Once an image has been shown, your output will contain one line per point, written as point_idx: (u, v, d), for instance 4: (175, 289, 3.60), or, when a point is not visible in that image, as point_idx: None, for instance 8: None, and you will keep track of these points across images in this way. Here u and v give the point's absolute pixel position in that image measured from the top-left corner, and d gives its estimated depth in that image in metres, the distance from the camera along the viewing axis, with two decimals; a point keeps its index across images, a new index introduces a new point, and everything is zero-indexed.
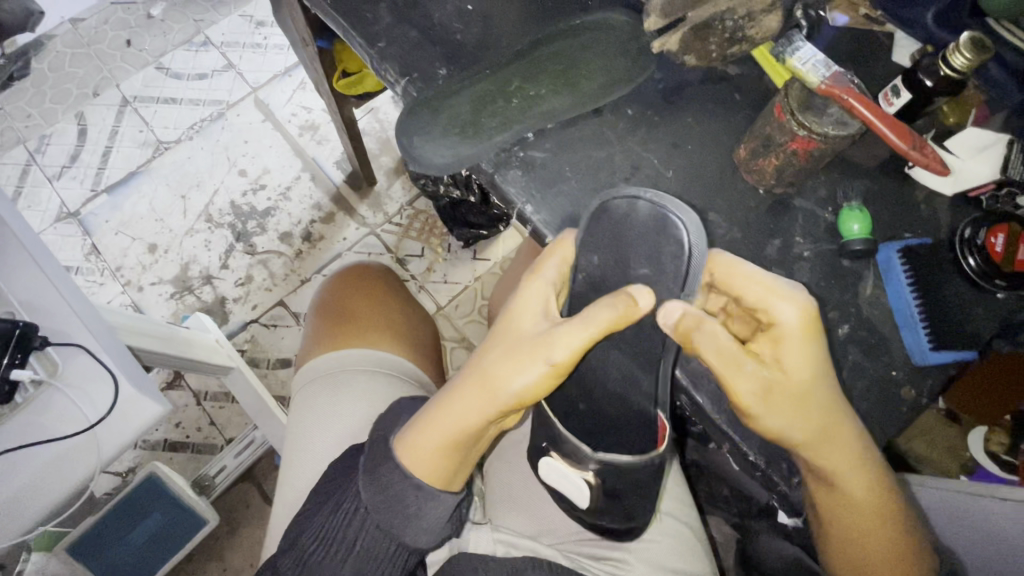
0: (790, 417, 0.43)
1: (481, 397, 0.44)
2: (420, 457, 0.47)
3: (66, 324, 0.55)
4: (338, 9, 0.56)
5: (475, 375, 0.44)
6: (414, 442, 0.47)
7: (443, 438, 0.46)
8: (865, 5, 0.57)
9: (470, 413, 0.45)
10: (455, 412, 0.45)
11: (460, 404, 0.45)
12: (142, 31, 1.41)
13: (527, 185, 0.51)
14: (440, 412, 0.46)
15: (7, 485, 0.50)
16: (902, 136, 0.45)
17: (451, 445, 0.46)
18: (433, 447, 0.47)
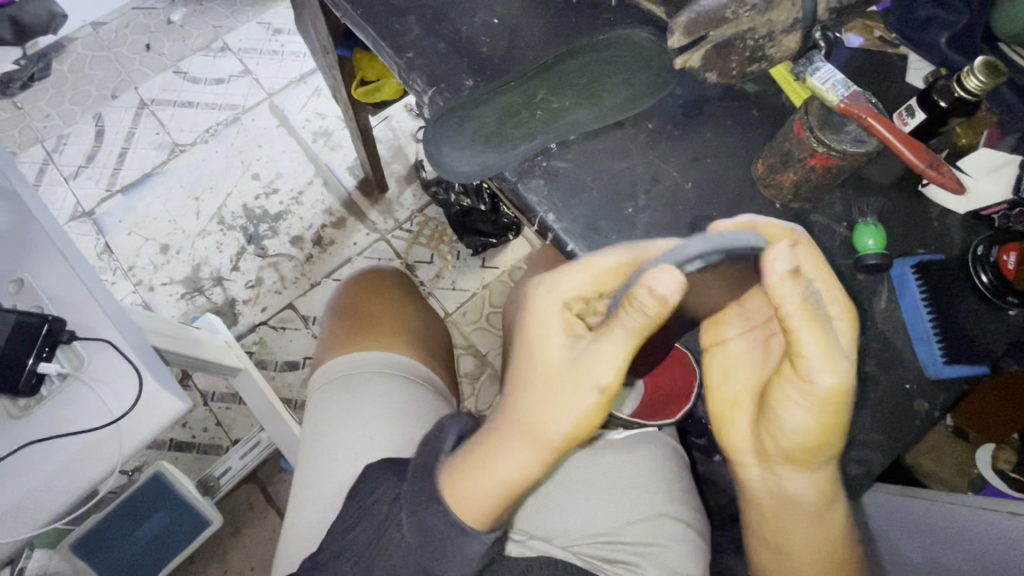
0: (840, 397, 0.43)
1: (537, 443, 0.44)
2: (470, 500, 0.47)
3: (93, 319, 0.56)
4: (367, 20, 0.58)
5: (520, 419, 0.44)
6: (464, 485, 0.47)
7: (504, 480, 0.45)
8: (879, 27, 0.59)
9: (523, 462, 0.45)
10: (504, 461, 0.45)
11: (510, 455, 0.45)
12: (162, 36, 1.44)
13: (549, 194, 0.52)
14: (495, 462, 0.45)
15: (31, 477, 0.51)
16: (919, 154, 0.46)
17: (504, 488, 0.46)
18: (488, 491, 0.46)
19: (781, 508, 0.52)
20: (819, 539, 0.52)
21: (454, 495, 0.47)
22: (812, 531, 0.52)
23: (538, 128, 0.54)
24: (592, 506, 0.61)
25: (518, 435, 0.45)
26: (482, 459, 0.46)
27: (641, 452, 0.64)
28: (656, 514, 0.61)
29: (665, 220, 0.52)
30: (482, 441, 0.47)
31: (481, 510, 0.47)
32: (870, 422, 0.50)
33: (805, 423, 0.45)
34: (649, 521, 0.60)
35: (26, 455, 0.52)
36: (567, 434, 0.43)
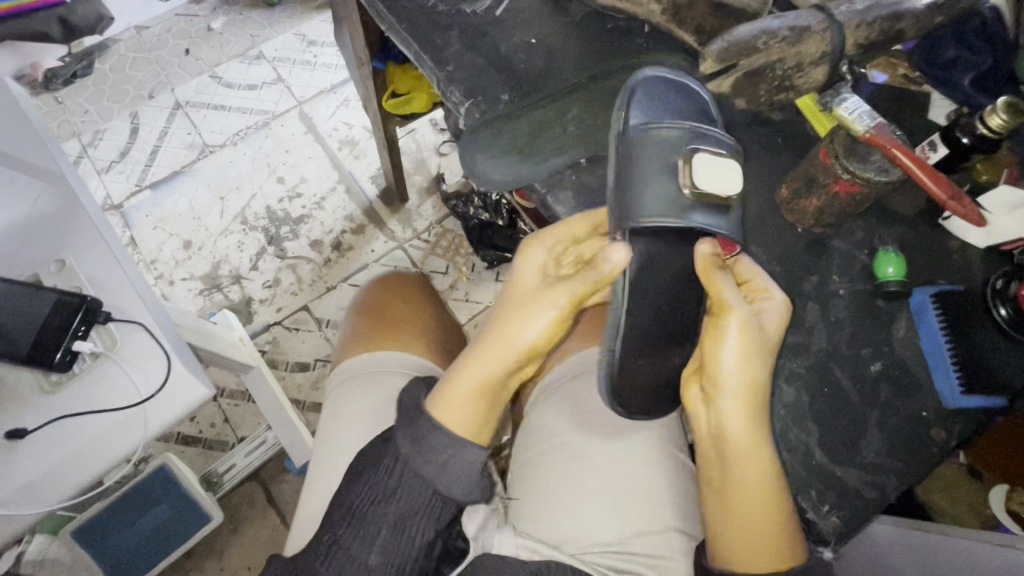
0: (748, 350, 0.48)
1: (507, 352, 0.52)
2: (453, 404, 0.52)
3: (127, 302, 0.57)
4: (411, 34, 0.61)
5: (496, 331, 0.53)
6: (446, 394, 0.53)
7: (480, 371, 0.53)
8: (903, 65, 0.62)
9: (490, 364, 0.53)
10: (480, 363, 0.53)
11: (486, 357, 0.53)
12: (201, 42, 1.50)
13: (657, 188, 0.48)
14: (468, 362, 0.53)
15: (56, 453, 0.53)
16: (942, 185, 0.48)
17: (481, 391, 0.53)
18: (475, 381, 0.52)
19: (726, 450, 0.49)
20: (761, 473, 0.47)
21: (440, 403, 0.53)
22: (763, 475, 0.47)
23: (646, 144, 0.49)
24: (601, 513, 0.61)
25: (496, 340, 0.52)
26: (470, 367, 0.53)
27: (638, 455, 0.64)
28: (666, 526, 0.61)
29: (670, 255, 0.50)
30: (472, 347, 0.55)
31: (461, 413, 0.53)
32: (887, 447, 0.50)
33: (731, 364, 0.48)
34: (660, 533, 0.61)
35: (52, 430, 0.53)
36: (533, 341, 0.52)
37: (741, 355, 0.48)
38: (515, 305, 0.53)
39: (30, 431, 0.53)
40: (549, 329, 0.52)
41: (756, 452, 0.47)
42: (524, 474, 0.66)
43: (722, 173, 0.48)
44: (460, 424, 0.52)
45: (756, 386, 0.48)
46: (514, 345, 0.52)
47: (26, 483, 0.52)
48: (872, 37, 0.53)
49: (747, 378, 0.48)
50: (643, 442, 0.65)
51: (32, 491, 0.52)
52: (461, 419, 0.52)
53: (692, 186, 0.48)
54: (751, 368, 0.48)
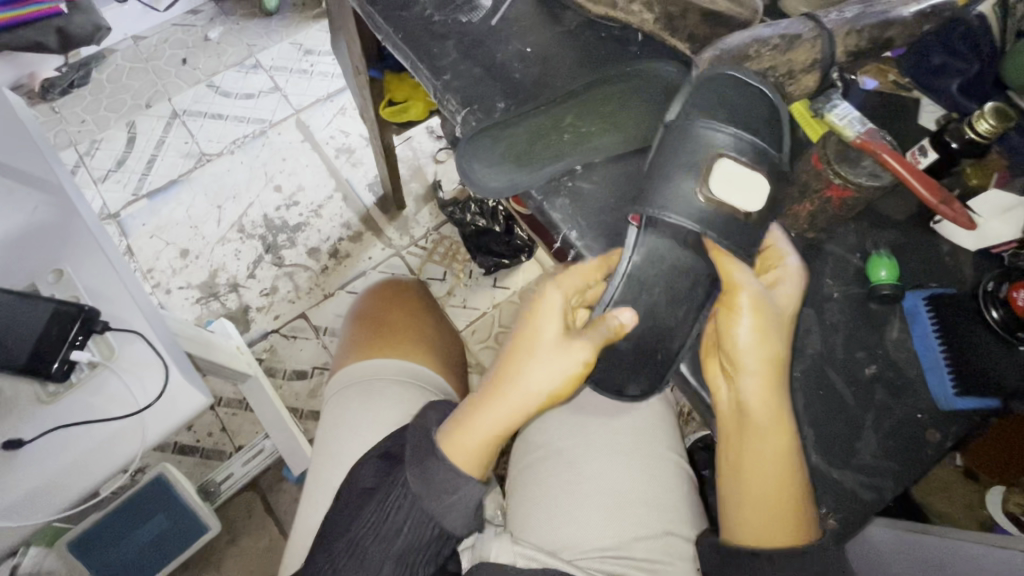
0: (766, 331, 0.48)
1: (518, 402, 0.51)
2: (467, 449, 0.51)
3: (125, 311, 0.58)
4: (407, 43, 0.62)
5: (507, 381, 0.51)
6: (459, 439, 0.52)
7: (489, 418, 0.51)
8: (894, 71, 0.61)
9: (501, 415, 0.51)
10: (490, 414, 0.51)
11: (497, 407, 0.51)
12: (198, 51, 1.51)
13: (675, 185, 0.50)
14: (477, 408, 0.51)
15: (53, 463, 0.53)
16: (932, 190, 0.48)
17: (495, 439, 0.52)
18: (484, 428, 0.51)
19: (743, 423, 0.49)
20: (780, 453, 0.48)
21: (449, 441, 0.52)
22: (781, 455, 0.48)
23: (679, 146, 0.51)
24: (598, 518, 0.61)
25: (509, 391, 0.51)
26: (482, 412, 0.51)
27: (634, 460, 0.64)
28: (664, 531, 0.61)
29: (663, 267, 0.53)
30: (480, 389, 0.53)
31: (469, 454, 0.51)
32: (883, 449, 0.50)
33: (746, 340, 0.48)
34: (657, 537, 0.61)
35: (49, 440, 0.53)
36: (548, 394, 0.51)
37: (757, 338, 0.48)
38: (529, 353, 0.51)
39: (28, 440, 0.53)
40: (564, 383, 0.50)
41: (775, 432, 0.48)
42: (522, 480, 0.66)
43: (746, 185, 0.49)
44: (469, 466, 0.51)
45: (770, 367, 0.48)
46: (527, 397, 0.51)
47: (22, 494, 0.52)
48: (861, 45, 0.54)
49: (766, 356, 0.48)
50: (640, 446, 0.65)
51: (28, 502, 0.52)
52: (469, 461, 0.51)
53: (709, 192, 0.49)
54: (765, 347, 0.48)
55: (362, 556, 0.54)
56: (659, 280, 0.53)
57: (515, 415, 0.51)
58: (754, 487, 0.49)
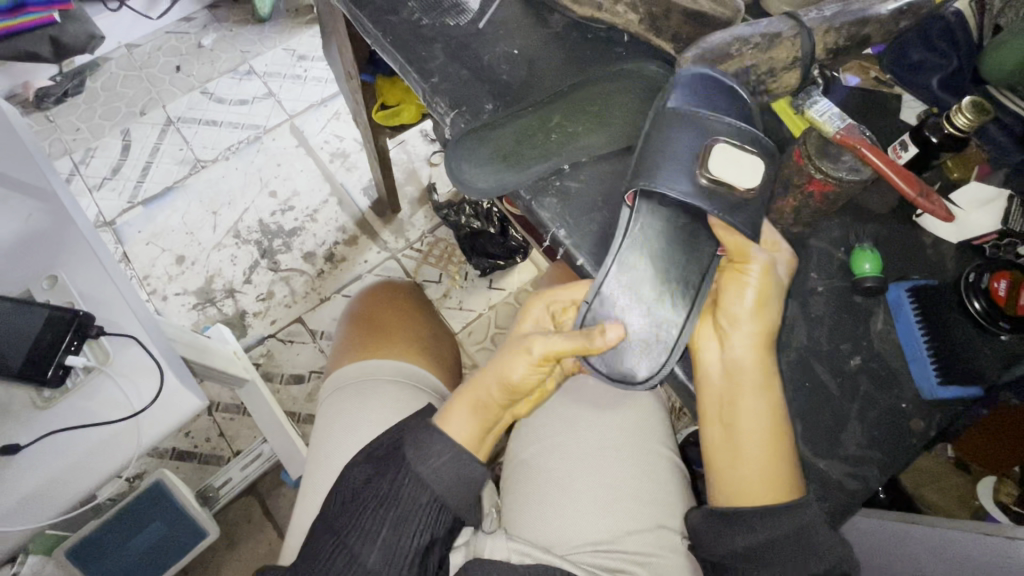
0: (761, 294, 0.49)
1: (492, 382, 0.54)
2: (450, 422, 0.55)
3: (121, 316, 0.58)
4: (397, 47, 0.63)
5: (489, 365, 0.55)
6: (447, 411, 0.56)
7: (477, 400, 0.54)
8: (875, 69, 0.63)
9: (480, 391, 0.54)
10: (472, 390, 0.55)
11: (478, 385, 0.55)
12: (192, 58, 1.52)
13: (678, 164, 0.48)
14: (466, 389, 0.55)
15: (48, 467, 0.53)
16: (911, 183, 0.49)
17: (474, 412, 0.54)
18: (474, 409, 0.55)
19: (733, 379, 0.49)
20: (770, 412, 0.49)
21: (444, 420, 0.55)
22: (770, 415, 0.49)
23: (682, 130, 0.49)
24: (590, 513, 0.62)
25: (495, 377, 0.54)
26: (467, 389, 0.56)
27: (625, 454, 0.65)
28: (656, 524, 0.62)
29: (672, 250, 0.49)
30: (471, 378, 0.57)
31: (462, 432, 0.55)
32: (868, 439, 0.51)
33: (749, 298, 0.49)
34: (649, 531, 0.61)
35: (44, 445, 0.54)
36: (517, 381, 0.52)
37: (752, 303, 0.49)
38: (514, 347, 0.55)
39: (25, 445, 0.53)
40: (529, 372, 0.52)
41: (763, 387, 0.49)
42: (516, 477, 0.67)
43: (740, 163, 0.48)
44: (463, 442, 0.54)
45: (762, 330, 0.49)
46: (498, 379, 0.53)
47: (18, 498, 0.52)
48: (841, 42, 0.55)
49: (762, 315, 0.49)
50: (631, 440, 0.66)
51: (24, 506, 0.52)
52: (461, 438, 0.54)
53: (708, 172, 0.48)
54: (761, 314, 0.49)
55: (361, 532, 0.53)
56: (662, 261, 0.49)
57: (501, 399, 0.54)
58: (743, 444, 0.50)
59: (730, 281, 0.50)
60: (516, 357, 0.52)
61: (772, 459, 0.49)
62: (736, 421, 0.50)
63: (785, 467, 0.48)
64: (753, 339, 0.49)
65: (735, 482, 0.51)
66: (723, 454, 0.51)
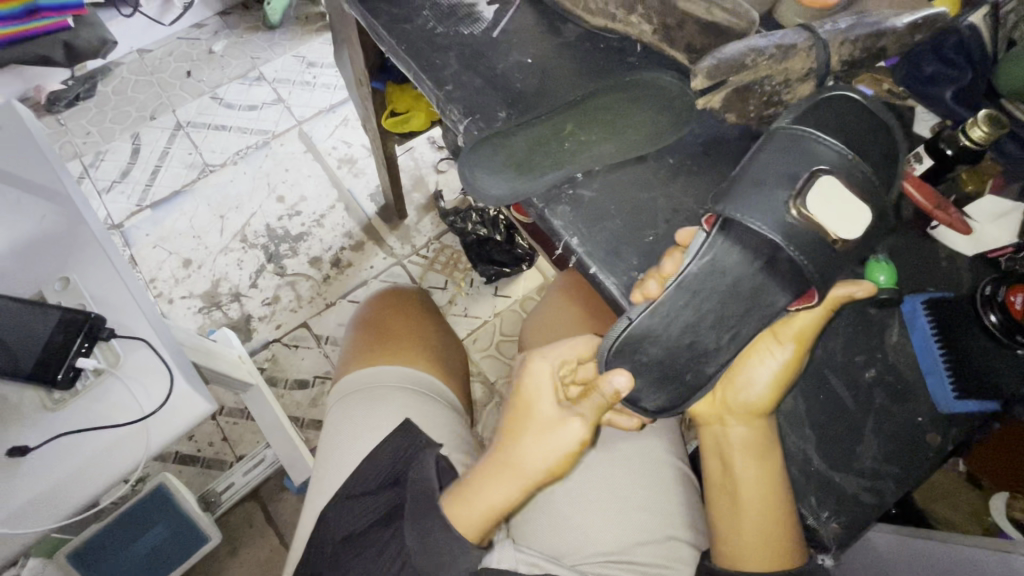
0: (773, 383, 0.51)
1: (517, 475, 0.50)
2: (470, 520, 0.51)
3: (132, 319, 0.58)
4: (411, 54, 0.63)
5: (504, 458, 0.51)
6: (461, 502, 0.52)
7: (494, 498, 0.51)
8: (887, 81, 0.63)
9: (505, 491, 0.50)
10: (490, 490, 0.51)
11: (497, 485, 0.51)
12: (203, 64, 1.53)
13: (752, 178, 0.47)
14: (480, 487, 0.51)
15: (57, 470, 0.53)
16: (926, 195, 0.54)
17: (496, 514, 0.51)
18: (487, 507, 0.51)
19: (724, 458, 0.55)
20: (766, 484, 0.51)
21: (453, 513, 0.52)
22: (764, 492, 0.51)
23: (791, 147, 0.47)
24: (603, 524, 0.61)
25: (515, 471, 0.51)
26: (478, 485, 0.51)
27: (631, 463, 0.64)
28: (668, 536, 0.61)
29: (695, 294, 0.48)
30: (476, 469, 0.53)
31: (472, 527, 0.51)
32: (883, 452, 0.51)
33: (763, 377, 0.52)
34: (660, 542, 0.61)
35: (54, 448, 0.53)
36: (548, 473, 0.50)
37: (768, 385, 0.51)
38: (522, 429, 0.51)
39: (32, 448, 0.53)
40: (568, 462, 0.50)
41: (756, 480, 0.52)
42: None
43: (845, 207, 0.46)
44: (476, 539, 0.52)
45: (760, 429, 0.51)
46: (525, 476, 0.50)
47: (26, 500, 0.52)
48: (855, 55, 0.55)
49: (756, 402, 0.52)
50: (644, 451, 0.66)
51: (31, 509, 0.52)
52: (472, 532, 0.52)
53: (803, 207, 0.46)
54: (771, 398, 0.51)
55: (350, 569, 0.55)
56: (714, 296, 0.48)
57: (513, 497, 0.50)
58: (737, 520, 0.54)
59: (747, 368, 0.53)
60: (547, 450, 0.50)
61: (762, 540, 0.52)
62: (734, 489, 0.54)
63: (765, 549, 0.52)
64: (747, 433, 0.52)
65: (734, 550, 0.54)
66: (726, 519, 0.55)
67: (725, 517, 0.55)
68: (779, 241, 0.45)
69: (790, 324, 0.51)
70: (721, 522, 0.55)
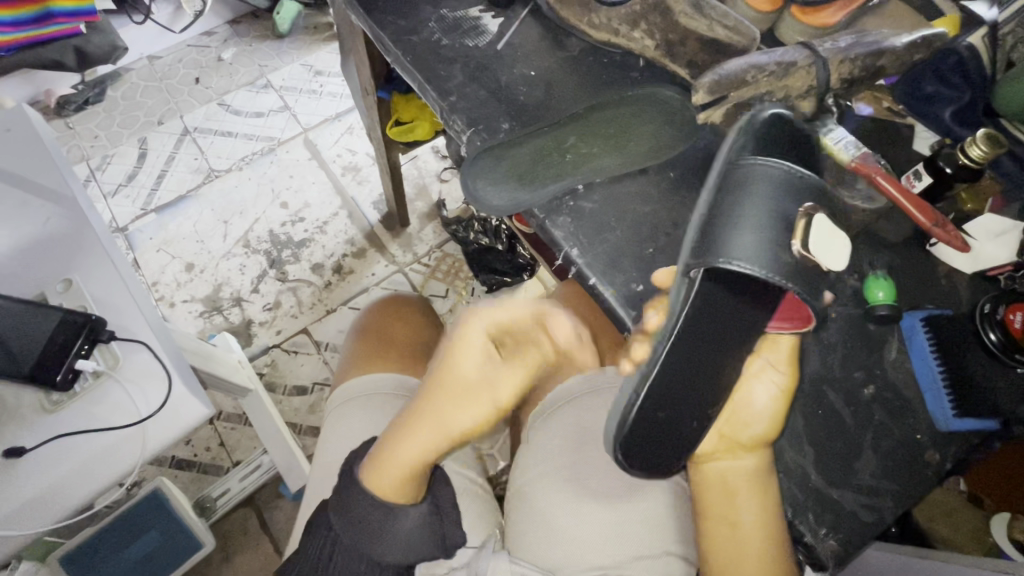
0: (772, 407, 0.51)
1: (436, 430, 0.57)
2: (388, 474, 0.57)
3: (133, 321, 0.58)
4: (417, 65, 0.64)
5: (429, 417, 0.57)
6: (381, 462, 0.58)
7: (412, 450, 0.57)
8: (887, 99, 0.63)
9: (422, 446, 0.57)
10: (410, 446, 0.57)
11: (414, 439, 0.57)
12: (211, 71, 1.55)
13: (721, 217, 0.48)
14: (398, 441, 0.57)
15: (53, 471, 0.53)
16: (925, 213, 0.52)
17: (412, 468, 0.58)
18: (406, 461, 0.57)
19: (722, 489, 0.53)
20: (765, 513, 0.49)
21: (375, 469, 0.58)
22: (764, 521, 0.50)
23: (738, 199, 0.48)
24: (600, 540, 0.60)
25: (428, 425, 0.57)
26: (397, 442, 0.57)
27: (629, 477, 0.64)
28: (665, 551, 0.61)
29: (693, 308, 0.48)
30: (394, 425, 0.58)
31: (391, 482, 0.57)
32: (882, 469, 0.50)
33: (762, 400, 0.51)
34: (657, 557, 0.60)
35: (51, 449, 0.53)
36: (467, 430, 0.57)
37: (766, 407, 0.51)
38: (441, 390, 0.57)
39: (30, 449, 0.53)
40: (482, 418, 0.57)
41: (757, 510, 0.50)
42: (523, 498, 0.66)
43: (833, 245, 0.47)
44: (394, 495, 0.58)
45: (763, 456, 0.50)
46: (445, 432, 0.57)
47: (20, 502, 0.52)
48: (856, 73, 0.56)
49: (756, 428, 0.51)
50: None
51: (26, 511, 0.52)
52: (390, 487, 0.57)
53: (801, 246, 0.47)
54: (777, 424, 0.50)
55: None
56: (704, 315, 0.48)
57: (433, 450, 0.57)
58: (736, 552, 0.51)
59: (744, 393, 0.52)
60: (466, 410, 0.56)
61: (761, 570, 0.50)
62: (732, 521, 0.52)
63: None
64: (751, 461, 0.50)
65: None
66: (722, 551, 0.52)
67: (722, 550, 0.52)
68: (762, 275, 0.47)
69: (777, 347, 0.51)
70: (718, 555, 0.53)
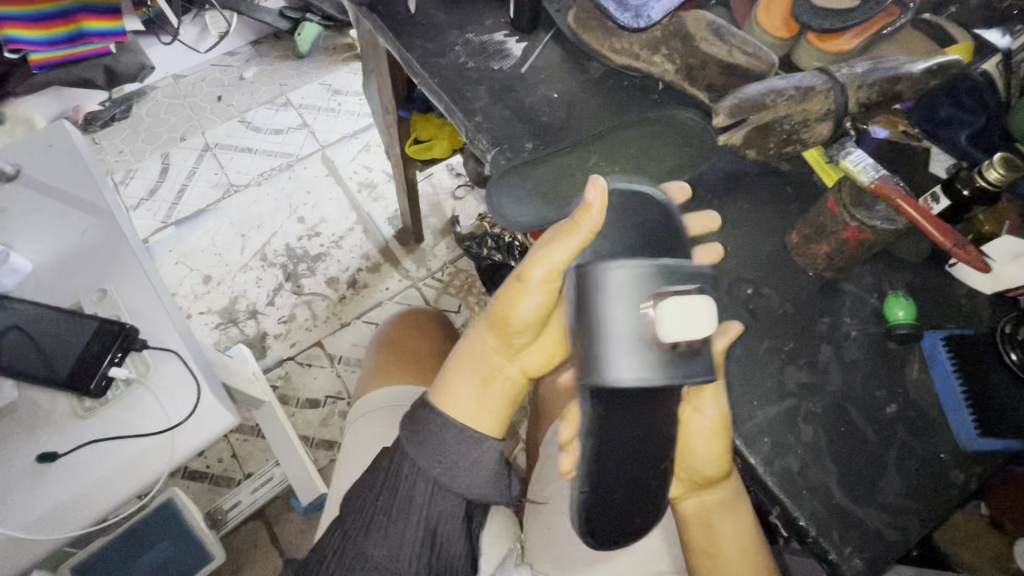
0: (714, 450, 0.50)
1: (493, 323, 0.51)
2: (449, 391, 0.53)
3: (163, 330, 0.60)
4: (442, 87, 0.66)
5: (487, 319, 0.52)
6: (445, 385, 0.54)
7: (474, 350, 0.53)
8: (903, 122, 0.64)
9: (481, 348, 0.53)
10: (470, 349, 0.53)
11: (474, 343, 0.53)
12: (233, 89, 1.60)
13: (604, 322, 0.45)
14: (461, 349, 0.54)
15: (82, 477, 0.54)
16: (944, 233, 0.51)
17: (480, 376, 0.53)
18: (472, 365, 0.53)
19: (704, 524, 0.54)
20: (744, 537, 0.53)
21: (439, 391, 0.54)
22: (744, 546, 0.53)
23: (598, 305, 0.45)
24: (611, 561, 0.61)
25: (484, 319, 0.53)
26: (461, 355, 0.54)
27: None
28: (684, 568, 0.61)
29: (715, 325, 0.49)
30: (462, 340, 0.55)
31: (457, 400, 0.53)
32: (905, 488, 0.50)
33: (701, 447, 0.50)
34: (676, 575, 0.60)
35: (81, 456, 0.55)
36: (524, 319, 0.49)
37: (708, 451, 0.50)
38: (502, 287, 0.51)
39: (61, 454, 0.54)
40: (540, 303, 0.48)
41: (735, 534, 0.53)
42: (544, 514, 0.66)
43: (691, 317, 0.42)
44: (460, 415, 0.53)
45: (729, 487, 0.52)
46: (496, 325, 0.51)
47: (49, 507, 0.53)
48: (872, 97, 0.57)
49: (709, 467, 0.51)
50: None
51: (54, 516, 0.53)
52: (459, 408, 0.53)
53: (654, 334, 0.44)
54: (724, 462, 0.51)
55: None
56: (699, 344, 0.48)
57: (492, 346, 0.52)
58: None
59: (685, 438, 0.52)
60: (514, 297, 0.48)
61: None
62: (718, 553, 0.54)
63: None
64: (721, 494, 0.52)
65: None
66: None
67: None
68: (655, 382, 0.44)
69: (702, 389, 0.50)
70: None
